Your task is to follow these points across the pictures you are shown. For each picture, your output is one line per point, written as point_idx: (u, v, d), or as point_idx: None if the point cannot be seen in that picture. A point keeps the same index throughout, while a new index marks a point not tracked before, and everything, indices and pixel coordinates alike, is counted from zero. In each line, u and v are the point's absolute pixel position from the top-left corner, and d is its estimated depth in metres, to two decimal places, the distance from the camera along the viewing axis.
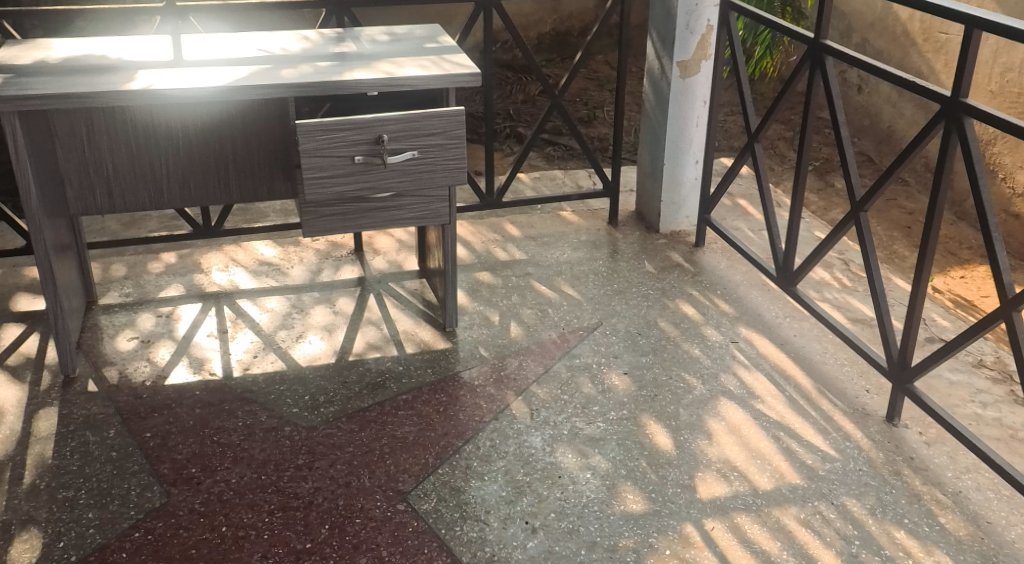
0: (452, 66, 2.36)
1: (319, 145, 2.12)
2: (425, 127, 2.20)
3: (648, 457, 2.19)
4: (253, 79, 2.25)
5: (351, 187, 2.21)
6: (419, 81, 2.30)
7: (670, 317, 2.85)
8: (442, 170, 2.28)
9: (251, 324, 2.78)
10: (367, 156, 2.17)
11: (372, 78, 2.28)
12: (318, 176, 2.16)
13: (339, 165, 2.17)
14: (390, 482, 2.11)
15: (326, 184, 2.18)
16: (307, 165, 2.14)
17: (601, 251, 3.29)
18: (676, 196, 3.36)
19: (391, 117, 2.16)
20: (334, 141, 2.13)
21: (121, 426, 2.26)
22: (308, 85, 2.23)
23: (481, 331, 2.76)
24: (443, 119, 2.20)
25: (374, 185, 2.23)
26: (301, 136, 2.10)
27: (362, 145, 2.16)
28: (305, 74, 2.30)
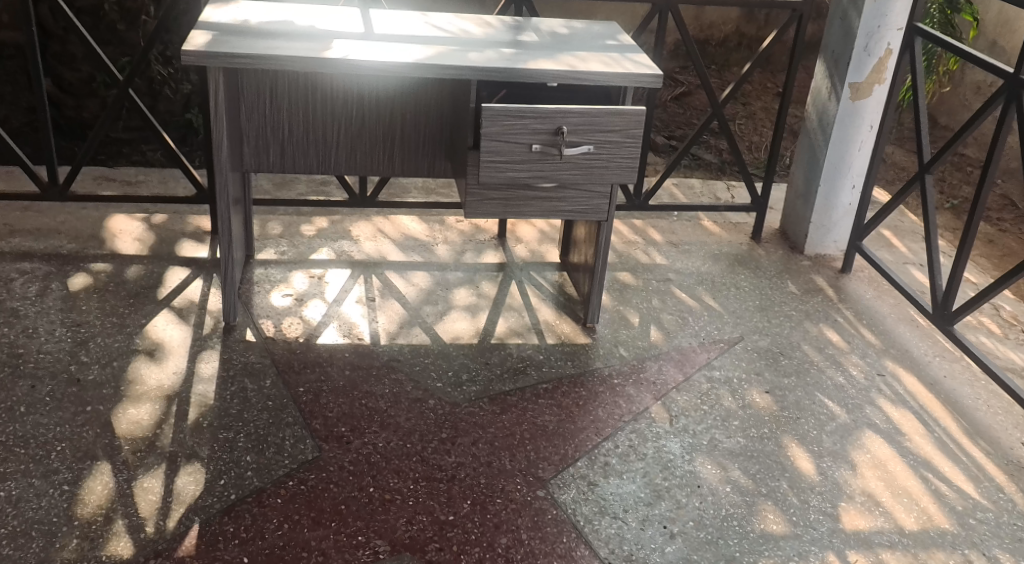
0: (635, 66, 2.36)
1: (501, 131, 2.16)
2: (604, 123, 2.21)
3: (790, 479, 2.17)
4: (442, 59, 2.31)
5: (524, 174, 2.24)
6: (602, 78, 2.31)
7: (814, 341, 2.78)
8: (614, 167, 2.29)
9: (397, 295, 2.83)
10: (544, 147, 2.20)
11: (557, 70, 2.30)
12: (494, 160, 2.20)
13: (516, 152, 2.20)
14: (530, 468, 2.13)
15: (501, 169, 2.22)
16: (485, 148, 2.19)
17: (744, 265, 3.24)
18: (826, 218, 3.28)
19: (574, 111, 2.18)
20: (515, 127, 2.17)
21: (276, 377, 2.37)
22: (496, 70, 2.27)
23: (624, 332, 2.74)
24: (625, 117, 2.21)
25: (546, 175, 2.26)
26: (486, 120, 2.14)
27: (542, 135, 2.19)
28: (492, 59, 2.34)
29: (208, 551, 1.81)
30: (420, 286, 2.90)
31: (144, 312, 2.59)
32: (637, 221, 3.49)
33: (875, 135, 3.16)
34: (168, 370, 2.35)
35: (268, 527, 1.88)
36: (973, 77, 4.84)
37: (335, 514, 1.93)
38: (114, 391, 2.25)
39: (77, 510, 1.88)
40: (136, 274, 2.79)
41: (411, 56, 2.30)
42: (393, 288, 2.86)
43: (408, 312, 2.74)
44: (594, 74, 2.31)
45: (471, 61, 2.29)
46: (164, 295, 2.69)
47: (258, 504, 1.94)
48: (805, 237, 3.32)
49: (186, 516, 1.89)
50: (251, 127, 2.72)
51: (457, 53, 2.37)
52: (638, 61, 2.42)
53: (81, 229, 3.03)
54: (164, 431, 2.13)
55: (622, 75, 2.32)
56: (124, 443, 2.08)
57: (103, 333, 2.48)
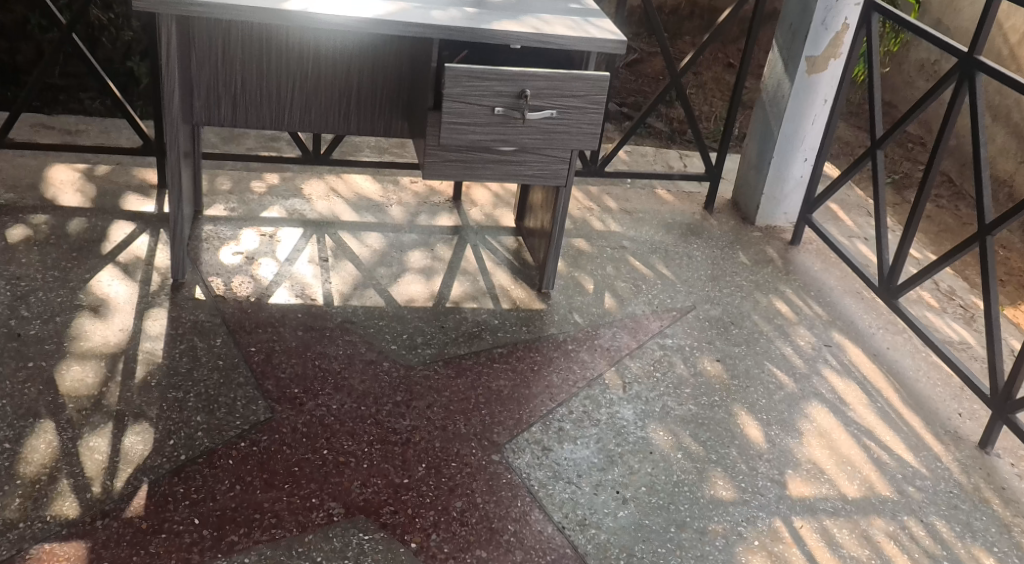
0: (599, 31, 2.34)
1: (465, 91, 2.13)
2: (568, 88, 2.19)
3: (739, 447, 2.21)
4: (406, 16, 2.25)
5: (485, 137, 2.22)
6: (566, 41, 2.28)
7: (764, 311, 2.83)
8: (575, 133, 2.27)
9: (351, 256, 2.79)
10: (506, 109, 2.18)
11: (521, 31, 2.27)
12: (456, 121, 2.17)
13: (478, 113, 2.18)
14: (485, 432, 2.13)
15: (462, 131, 2.19)
16: (447, 108, 2.15)
17: (697, 235, 3.27)
18: (778, 190, 3.33)
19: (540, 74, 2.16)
20: (478, 89, 2.14)
21: (228, 336, 2.33)
22: (461, 28, 2.22)
23: (579, 299, 2.74)
24: (589, 82, 2.20)
25: (508, 139, 2.24)
26: (448, 80, 2.11)
27: (506, 97, 2.17)
28: (456, 19, 2.28)
29: (157, 512, 1.77)
30: (372, 248, 2.85)
31: (87, 267, 2.51)
32: (592, 187, 3.48)
33: (828, 109, 3.20)
34: (114, 327, 2.29)
35: (219, 488, 1.85)
36: (918, 55, 4.92)
37: (288, 476, 1.91)
38: (57, 347, 2.18)
39: (20, 469, 1.82)
40: (78, 227, 2.70)
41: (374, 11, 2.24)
42: (348, 249, 2.82)
43: (362, 274, 2.70)
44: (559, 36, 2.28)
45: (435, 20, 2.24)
46: (108, 250, 2.60)
47: (209, 465, 1.90)
48: (756, 208, 3.36)
49: (134, 477, 1.85)
50: (203, 77, 2.63)
51: (420, 10, 2.32)
52: (602, 26, 2.39)
53: (19, 178, 2.91)
54: (111, 390, 2.08)
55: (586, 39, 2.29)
56: (68, 402, 2.02)
57: (44, 287, 2.39)
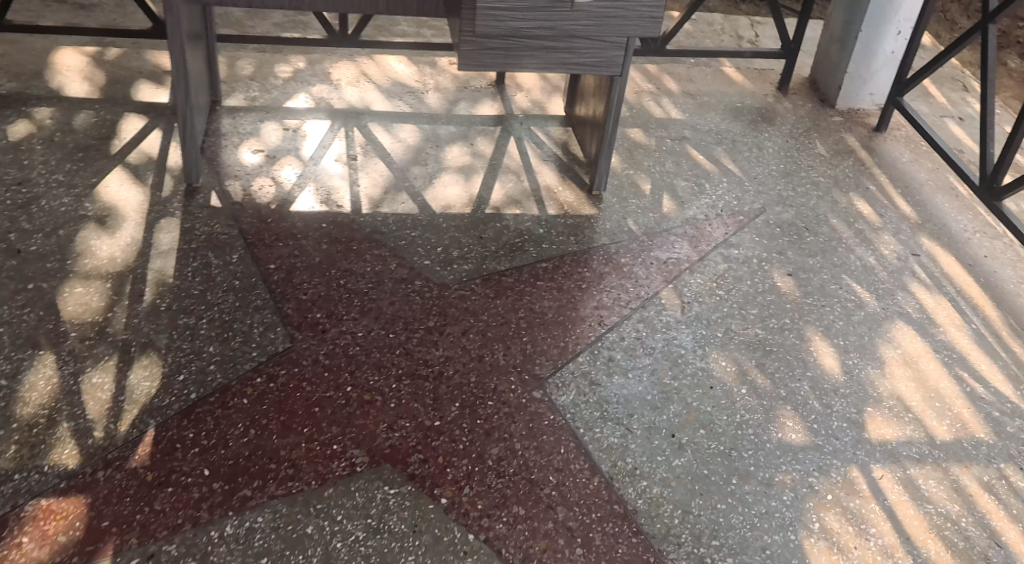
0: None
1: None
2: None
3: (812, 380, 1.96)
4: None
5: (528, 24, 1.91)
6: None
7: (844, 213, 2.50)
8: (632, 17, 1.94)
9: (381, 152, 2.52)
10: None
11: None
12: (493, 7, 1.86)
13: None
14: (525, 364, 1.92)
15: (501, 19, 1.88)
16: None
17: (770, 122, 2.91)
18: (865, 68, 2.91)
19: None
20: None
21: (245, 250, 2.12)
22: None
23: (633, 202, 2.46)
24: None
25: (553, 27, 1.92)
26: None
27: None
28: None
29: (164, 462, 1.62)
30: (405, 143, 2.57)
31: (94, 170, 2.29)
32: (652, 67, 3.12)
33: None
34: (121, 240, 2.09)
35: (232, 432, 1.69)
36: None
37: (308, 418, 1.74)
38: (59, 265, 1.99)
39: (17, 410, 1.67)
40: (86, 122, 2.47)
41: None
42: (379, 145, 2.55)
43: (393, 175, 2.44)
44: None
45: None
46: (116, 149, 2.38)
47: (222, 405, 1.73)
48: (838, 89, 2.97)
49: (140, 419, 1.69)
50: None
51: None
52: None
53: (23, 66, 2.67)
54: (117, 315, 1.89)
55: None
56: (70, 329, 1.85)
57: (47, 194, 2.19)
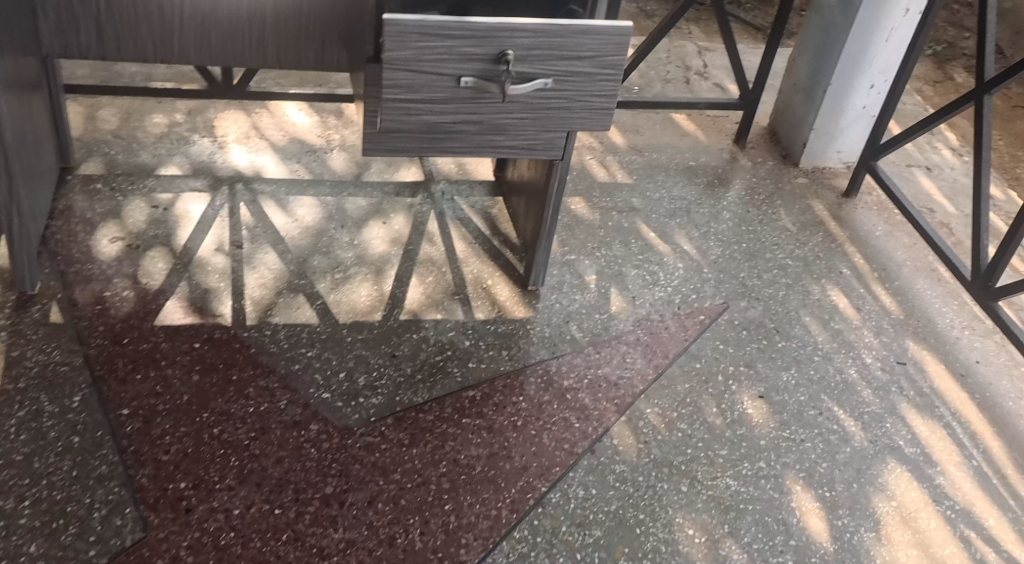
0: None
1: (416, 55, 1.41)
2: (569, 47, 1.46)
3: (797, 553, 1.61)
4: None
5: (448, 117, 1.51)
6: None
7: (817, 308, 2.17)
8: (578, 109, 1.55)
9: (274, 238, 2.08)
10: (479, 80, 1.46)
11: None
12: (404, 97, 1.46)
13: (436, 87, 1.46)
14: (448, 546, 1.53)
15: (415, 111, 1.48)
16: (389, 79, 1.43)
17: (729, 185, 2.56)
18: (833, 124, 2.58)
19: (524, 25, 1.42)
20: (435, 52, 1.42)
21: (90, 389, 1.66)
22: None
23: (576, 299, 2.08)
24: (598, 39, 1.46)
25: (482, 119, 1.52)
26: (388, 42, 1.38)
27: (480, 63, 1.45)
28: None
29: None
30: (303, 223, 2.14)
31: None
32: None
33: (910, 22, 2.40)
34: None
35: None
36: None
37: None
38: None
39: None
40: None
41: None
42: (271, 226, 2.11)
43: (288, 269, 2.01)
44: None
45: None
46: None
47: None
48: (803, 147, 2.64)
49: None
50: None
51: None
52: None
53: None
54: None
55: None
56: None
57: None
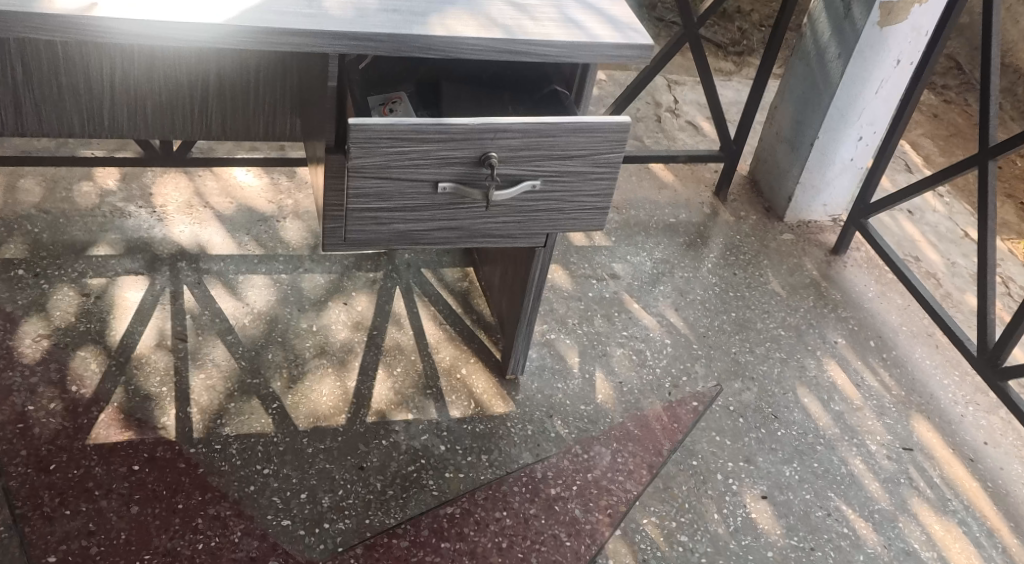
0: (604, 24, 1.40)
1: (387, 161, 1.23)
2: (560, 145, 1.29)
3: None
4: (282, 11, 1.28)
5: (424, 224, 1.33)
6: (552, 49, 1.35)
7: (815, 387, 2.02)
8: (569, 209, 1.38)
9: (222, 328, 1.87)
10: (460, 185, 1.29)
11: (478, 30, 1.32)
12: (374, 205, 1.28)
13: (410, 194, 1.28)
14: None
15: (387, 219, 1.30)
16: (356, 188, 1.25)
17: (712, 244, 2.41)
18: (819, 177, 2.44)
19: (510, 124, 1.25)
20: (409, 157, 1.24)
21: (11, 532, 1.44)
22: (376, 30, 1.28)
23: (558, 388, 1.90)
24: (593, 136, 1.29)
25: (462, 224, 1.35)
26: (355, 148, 1.21)
27: (460, 165, 1.27)
28: (368, 10, 1.32)
29: None
30: (255, 309, 1.93)
31: None
32: None
33: (901, 74, 2.27)
34: None
35: None
36: None
37: None
38: None
39: None
40: None
41: (228, 4, 1.26)
42: (219, 314, 1.90)
43: (240, 366, 1.80)
44: (543, 35, 1.34)
45: (330, 18, 1.28)
46: None
47: None
48: (787, 201, 2.50)
49: None
50: None
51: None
52: (606, 8, 1.44)
53: None
54: None
55: (583, 39, 1.35)
56: None
57: None
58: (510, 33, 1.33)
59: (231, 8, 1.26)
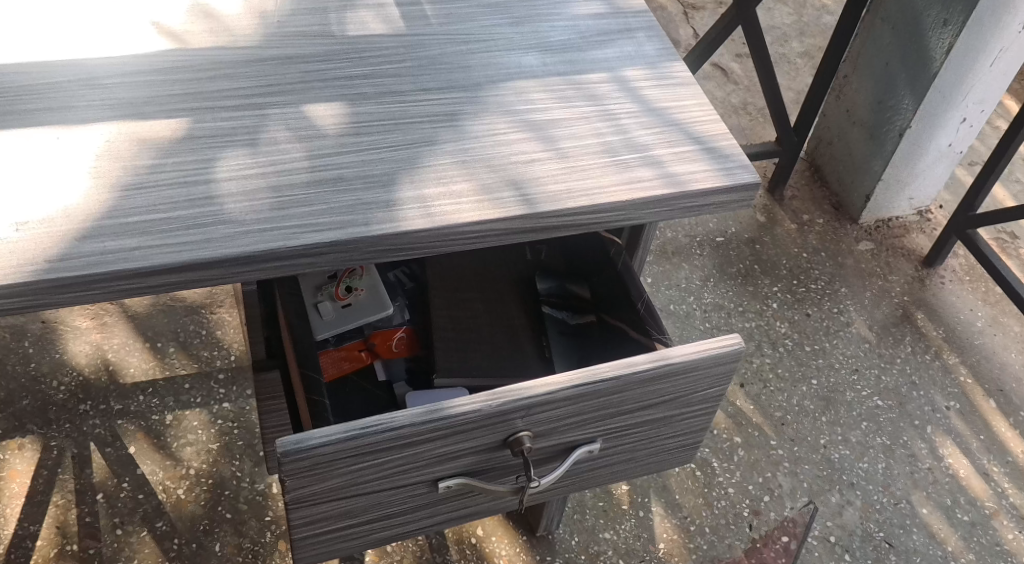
0: (680, 148, 0.83)
1: (349, 479, 0.71)
2: (631, 399, 0.76)
3: None
4: (134, 218, 0.71)
5: (421, 523, 0.81)
6: (601, 215, 0.78)
7: (933, 488, 1.56)
8: (644, 456, 0.86)
9: (147, 511, 1.37)
10: (475, 476, 0.77)
11: (478, 200, 0.76)
12: (337, 527, 0.77)
13: (393, 501, 0.76)
14: None
15: (362, 532, 0.79)
16: (301, 517, 0.74)
17: (776, 270, 1.88)
18: (907, 170, 1.90)
19: (551, 391, 0.72)
20: (387, 465, 0.72)
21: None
22: (299, 231, 0.72)
23: (606, 543, 1.43)
24: (685, 378, 0.77)
25: (482, 509, 0.83)
26: (288, 478, 0.68)
27: (469, 454, 0.75)
28: (292, 189, 0.74)
29: None
30: (191, 469, 1.43)
31: None
32: None
33: None
34: None
35: None
36: None
37: None
38: None
39: None
40: None
41: (23, 223, 0.70)
42: (141, 486, 1.40)
43: None
44: (586, 190, 0.78)
45: (219, 224, 0.71)
46: None
47: None
48: (865, 198, 1.96)
49: None
50: None
51: (178, 158, 0.75)
52: (679, 106, 0.87)
53: None
54: None
55: (653, 190, 0.79)
56: None
57: None
58: (531, 196, 0.77)
59: (30, 231, 0.69)
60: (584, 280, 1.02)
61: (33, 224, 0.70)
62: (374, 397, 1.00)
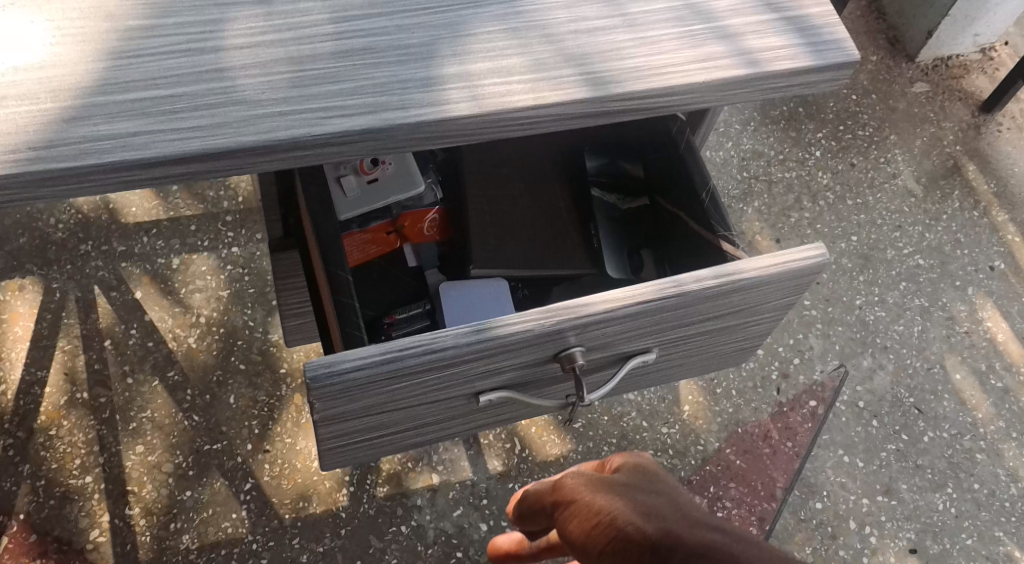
0: (760, 18, 0.73)
1: (383, 399, 0.64)
2: (696, 313, 0.68)
3: None
4: (131, 94, 0.62)
5: (459, 427, 0.75)
6: (670, 98, 0.68)
7: (968, 353, 1.51)
8: (699, 357, 0.79)
9: (158, 360, 1.32)
10: (512, 387, 0.70)
11: (534, 79, 0.66)
12: (368, 438, 0.70)
13: (430, 413, 0.70)
14: None
15: (388, 439, 0.73)
16: (330, 432, 0.67)
17: (821, 114, 1.74)
18: (978, 4, 1.71)
19: (611, 310, 0.64)
20: (424, 385, 0.64)
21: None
22: (326, 115, 0.63)
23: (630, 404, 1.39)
24: (758, 289, 0.68)
25: (515, 411, 0.77)
26: (316, 403, 0.61)
27: (513, 370, 0.67)
28: (314, 63, 0.65)
29: None
30: (201, 318, 1.36)
31: None
32: None
33: None
34: None
35: None
36: None
37: None
38: None
39: None
40: None
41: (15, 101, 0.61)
42: (150, 334, 1.34)
43: (190, 426, 1.28)
44: (658, 69, 0.68)
45: (232, 105, 0.62)
46: None
47: None
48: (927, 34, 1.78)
49: None
50: None
51: (176, 17, 0.66)
52: None
53: None
54: None
55: (733, 70, 0.69)
56: None
57: None
58: (594, 76, 0.67)
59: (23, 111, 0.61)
60: (636, 156, 0.98)
61: (12, 102, 0.61)
62: (401, 280, 0.97)
